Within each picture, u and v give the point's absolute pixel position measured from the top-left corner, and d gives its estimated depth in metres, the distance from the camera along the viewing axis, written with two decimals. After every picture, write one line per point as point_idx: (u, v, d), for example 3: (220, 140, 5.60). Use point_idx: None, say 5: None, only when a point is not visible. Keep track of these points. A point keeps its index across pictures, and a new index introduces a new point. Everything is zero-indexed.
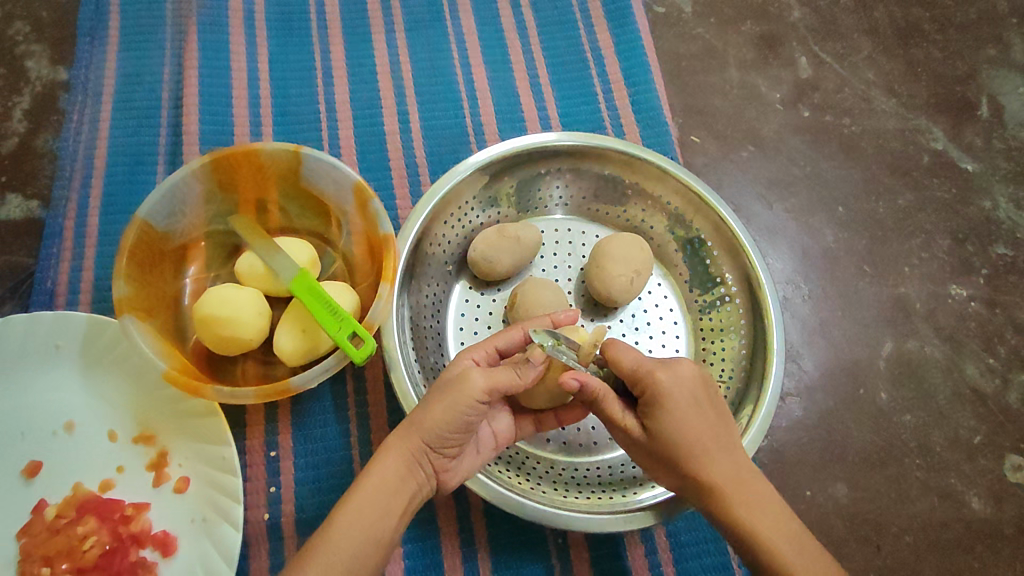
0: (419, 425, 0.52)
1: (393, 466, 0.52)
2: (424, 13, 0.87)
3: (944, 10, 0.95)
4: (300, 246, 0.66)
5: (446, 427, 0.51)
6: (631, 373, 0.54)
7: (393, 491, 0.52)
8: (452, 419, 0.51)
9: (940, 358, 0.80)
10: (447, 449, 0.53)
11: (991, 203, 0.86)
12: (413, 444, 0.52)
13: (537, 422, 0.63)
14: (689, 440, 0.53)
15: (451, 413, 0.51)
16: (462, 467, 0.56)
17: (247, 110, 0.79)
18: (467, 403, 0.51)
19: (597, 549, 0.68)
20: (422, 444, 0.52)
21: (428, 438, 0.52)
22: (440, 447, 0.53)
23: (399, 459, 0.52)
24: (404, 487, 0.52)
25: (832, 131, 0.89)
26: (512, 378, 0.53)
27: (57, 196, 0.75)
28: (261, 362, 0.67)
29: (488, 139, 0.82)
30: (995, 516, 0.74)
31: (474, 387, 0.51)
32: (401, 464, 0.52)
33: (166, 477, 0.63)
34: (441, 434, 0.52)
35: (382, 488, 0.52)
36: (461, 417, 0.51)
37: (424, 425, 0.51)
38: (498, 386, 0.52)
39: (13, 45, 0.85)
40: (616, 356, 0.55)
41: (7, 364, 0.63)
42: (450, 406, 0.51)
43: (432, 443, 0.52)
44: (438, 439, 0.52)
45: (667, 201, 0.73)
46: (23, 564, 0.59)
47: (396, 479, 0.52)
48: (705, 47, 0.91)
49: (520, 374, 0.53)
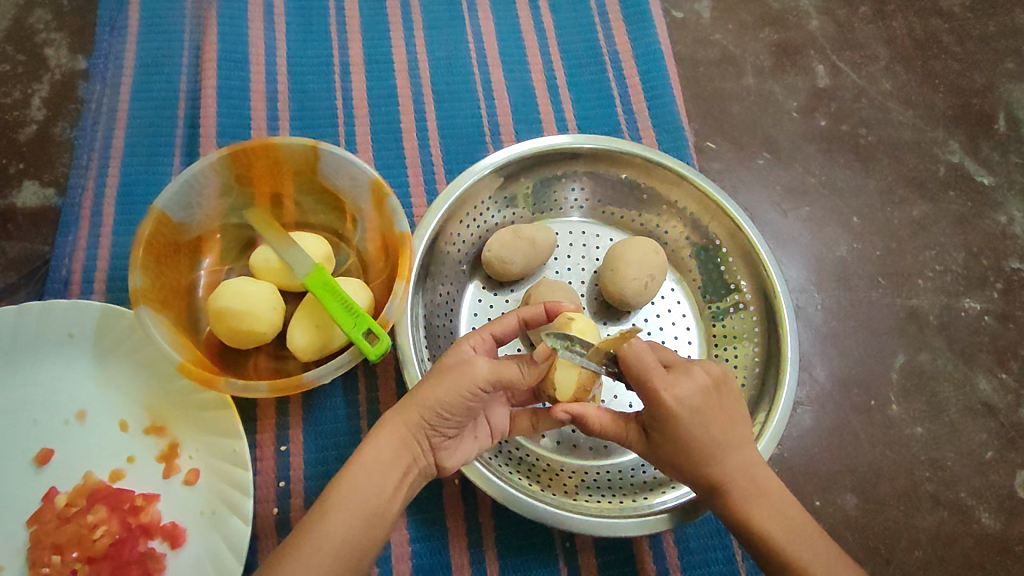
0: (418, 400, 0.52)
1: (388, 443, 0.52)
2: (444, 12, 0.87)
3: (963, 22, 0.95)
4: (315, 241, 0.66)
5: (446, 406, 0.51)
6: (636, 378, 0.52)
7: (388, 466, 0.52)
8: (454, 399, 0.51)
9: (952, 371, 0.80)
10: (449, 429, 0.53)
11: (1006, 217, 0.86)
12: (411, 421, 0.52)
13: (534, 418, 0.61)
14: (710, 430, 0.52)
15: (454, 392, 0.51)
16: (462, 449, 0.56)
17: (264, 104, 0.80)
18: (471, 387, 0.50)
19: (605, 554, 0.67)
20: (420, 419, 0.52)
21: (428, 415, 0.51)
22: (441, 425, 0.52)
23: (395, 433, 0.53)
24: (400, 461, 0.53)
25: (848, 140, 0.89)
26: (520, 373, 0.52)
27: (74, 185, 0.75)
28: (273, 355, 0.67)
29: (504, 140, 0.81)
30: (1006, 532, 0.74)
31: (477, 373, 0.50)
32: (397, 441, 0.53)
33: (177, 469, 0.63)
34: (440, 413, 0.51)
35: (377, 463, 0.52)
36: (466, 398, 0.51)
37: (425, 402, 0.51)
38: (503, 377, 0.51)
39: (33, 33, 0.85)
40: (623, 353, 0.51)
41: (21, 350, 0.64)
42: (451, 384, 0.51)
43: (431, 421, 0.52)
44: (438, 416, 0.52)
45: (684, 206, 0.73)
46: (33, 551, 0.59)
47: (390, 454, 0.52)
48: (722, 54, 0.91)
49: (525, 371, 0.52)
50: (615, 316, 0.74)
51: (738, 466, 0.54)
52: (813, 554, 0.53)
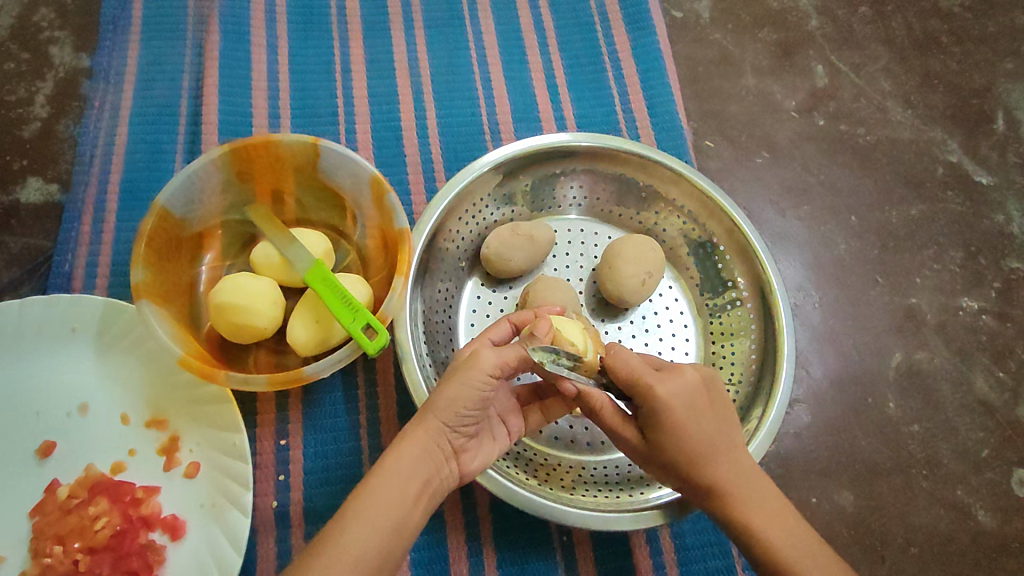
0: (435, 404, 0.53)
1: (411, 452, 0.52)
2: (444, 11, 0.87)
3: (962, 22, 0.95)
4: (316, 238, 0.67)
5: (462, 405, 0.52)
6: (627, 383, 0.53)
7: (413, 473, 0.52)
8: (467, 397, 0.52)
9: (950, 370, 0.80)
10: (466, 427, 0.54)
11: (1004, 217, 0.86)
12: (430, 426, 0.53)
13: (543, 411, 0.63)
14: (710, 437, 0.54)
15: (466, 389, 0.52)
16: (481, 451, 0.57)
17: (267, 102, 0.80)
18: (481, 379, 0.52)
19: (602, 548, 0.68)
20: (438, 423, 0.53)
21: (446, 417, 0.53)
22: (459, 425, 0.54)
23: (417, 440, 0.53)
24: (424, 469, 0.53)
25: (847, 140, 0.90)
26: (523, 354, 0.52)
27: (77, 181, 0.76)
28: (274, 350, 0.67)
29: (504, 138, 0.82)
30: (1002, 529, 0.74)
31: (485, 363, 0.52)
32: (419, 449, 0.53)
33: (177, 462, 0.64)
34: (457, 413, 0.53)
35: (400, 471, 0.52)
36: (478, 392, 0.52)
37: (438, 405, 0.52)
38: (509, 363, 0.52)
39: (38, 31, 0.86)
40: (612, 363, 0.53)
41: (25, 343, 0.64)
42: (461, 380, 0.52)
43: (450, 422, 0.53)
44: (455, 417, 0.53)
45: (681, 204, 0.73)
46: (35, 542, 0.59)
47: (414, 462, 0.52)
48: (722, 53, 0.92)
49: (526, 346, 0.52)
50: (612, 313, 0.74)
51: (732, 458, 0.55)
52: (807, 548, 0.54)
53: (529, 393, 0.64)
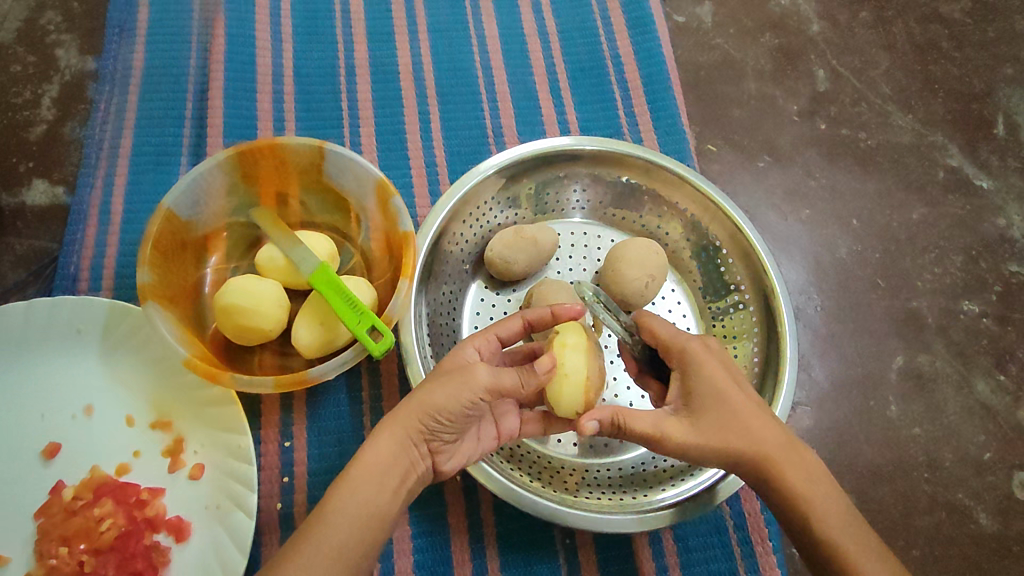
0: (418, 407, 0.52)
1: (387, 447, 0.52)
2: (448, 16, 0.88)
3: (963, 28, 0.96)
4: (321, 240, 0.67)
5: (445, 412, 0.51)
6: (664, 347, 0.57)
7: (386, 472, 0.52)
8: (452, 407, 0.51)
9: (951, 373, 0.80)
10: (447, 434, 0.53)
11: (1005, 221, 0.87)
12: (410, 426, 0.52)
13: (544, 426, 0.63)
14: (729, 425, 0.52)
15: (453, 400, 0.51)
16: (461, 451, 0.57)
17: (272, 105, 0.81)
18: (471, 395, 0.51)
19: (605, 550, 0.68)
20: (418, 424, 0.52)
21: (426, 421, 0.52)
22: (439, 431, 0.53)
23: (395, 437, 0.52)
24: (398, 467, 0.52)
25: (848, 145, 0.90)
26: (519, 381, 0.52)
27: (83, 183, 0.76)
28: (278, 352, 0.68)
29: (507, 142, 0.82)
30: (1003, 533, 0.75)
31: (478, 381, 0.51)
32: (395, 445, 0.52)
33: (182, 464, 0.64)
34: (439, 418, 0.52)
35: (375, 468, 0.52)
36: (464, 404, 0.51)
37: (422, 408, 0.52)
38: (502, 386, 0.51)
39: (44, 34, 0.86)
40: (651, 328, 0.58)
41: (30, 344, 0.64)
42: (452, 392, 0.51)
43: (430, 426, 0.52)
44: (436, 422, 0.52)
45: (684, 208, 0.73)
46: (40, 543, 0.60)
47: (389, 459, 0.52)
48: (724, 58, 0.92)
49: (527, 377, 0.52)
50: None
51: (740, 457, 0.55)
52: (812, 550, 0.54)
53: (534, 396, 0.63)
